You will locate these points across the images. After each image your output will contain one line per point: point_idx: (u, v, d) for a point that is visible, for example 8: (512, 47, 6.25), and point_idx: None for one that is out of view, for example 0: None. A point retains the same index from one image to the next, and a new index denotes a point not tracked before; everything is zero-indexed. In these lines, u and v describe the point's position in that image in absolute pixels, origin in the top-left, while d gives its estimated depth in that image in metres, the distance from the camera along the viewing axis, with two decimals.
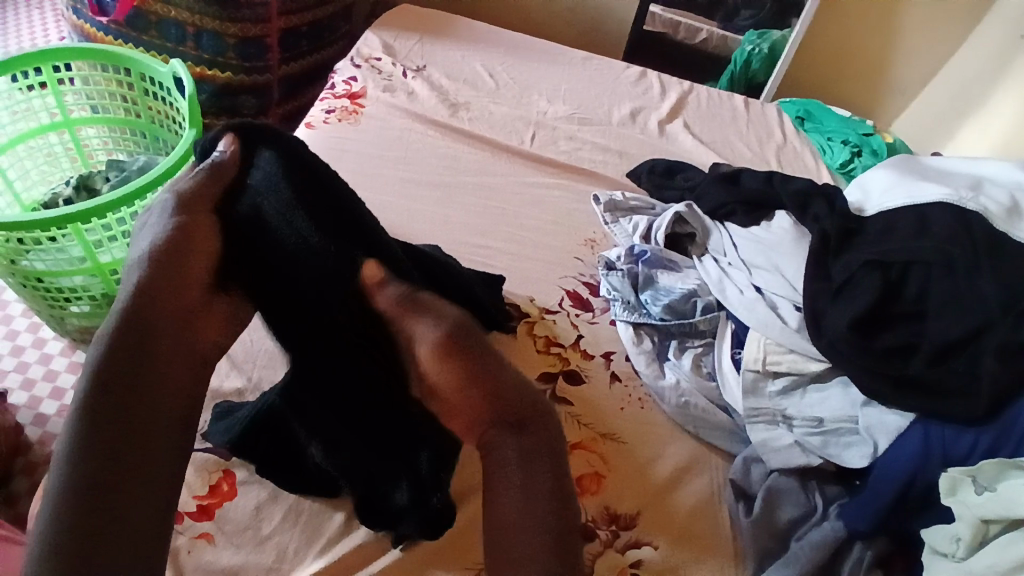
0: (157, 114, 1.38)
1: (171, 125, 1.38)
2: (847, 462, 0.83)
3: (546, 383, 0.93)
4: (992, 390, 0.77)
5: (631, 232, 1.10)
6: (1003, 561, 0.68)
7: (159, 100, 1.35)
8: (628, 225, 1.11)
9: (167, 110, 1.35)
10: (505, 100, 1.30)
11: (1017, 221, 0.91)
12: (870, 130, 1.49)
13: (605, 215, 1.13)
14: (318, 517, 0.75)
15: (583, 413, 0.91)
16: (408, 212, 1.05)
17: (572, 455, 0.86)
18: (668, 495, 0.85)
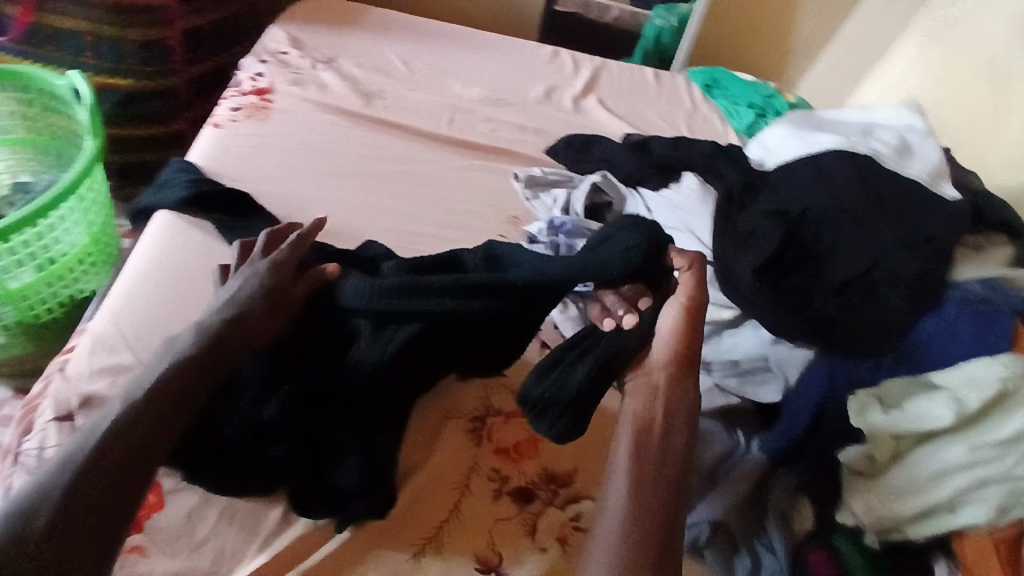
0: (60, 130, 1.33)
1: (75, 138, 1.33)
2: (761, 396, 0.90)
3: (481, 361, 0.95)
4: (888, 320, 0.85)
5: (551, 206, 1.14)
6: (921, 474, 0.75)
7: (61, 114, 1.30)
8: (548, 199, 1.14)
9: (71, 125, 1.30)
10: (420, 86, 1.30)
11: (906, 161, 0.99)
12: (773, 92, 1.57)
13: (525, 191, 1.16)
14: (255, 514, 0.75)
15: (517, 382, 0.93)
16: (328, 203, 1.04)
17: (509, 423, 0.89)
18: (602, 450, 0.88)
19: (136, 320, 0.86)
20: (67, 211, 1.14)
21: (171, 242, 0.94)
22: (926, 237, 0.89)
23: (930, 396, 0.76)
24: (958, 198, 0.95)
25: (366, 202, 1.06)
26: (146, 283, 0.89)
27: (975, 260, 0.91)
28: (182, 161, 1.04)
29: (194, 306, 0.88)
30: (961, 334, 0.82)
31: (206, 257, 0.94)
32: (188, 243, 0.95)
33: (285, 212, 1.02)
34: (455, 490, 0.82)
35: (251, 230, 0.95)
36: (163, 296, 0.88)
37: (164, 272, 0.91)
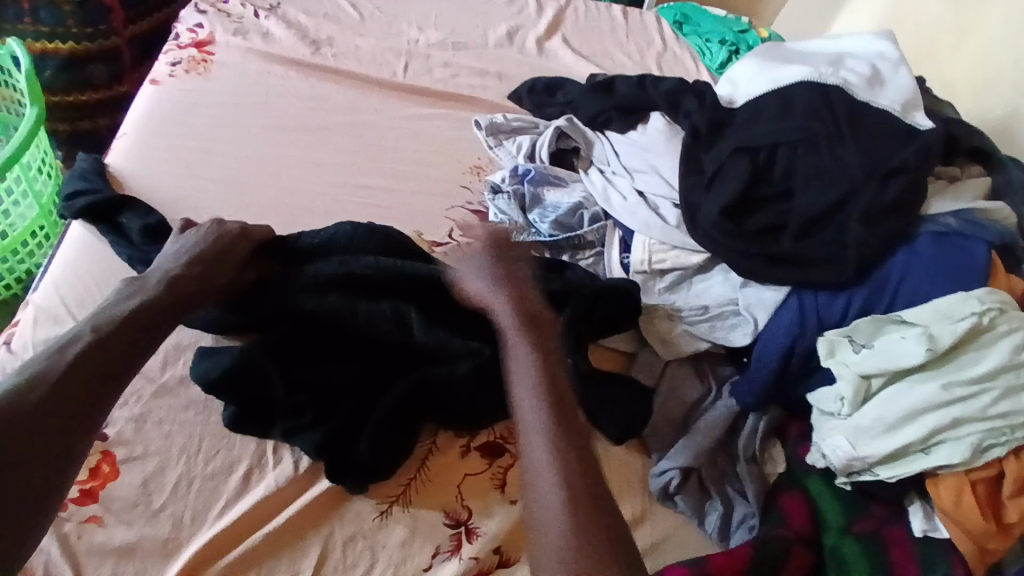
0: None
1: (18, 109, 1.25)
2: (732, 340, 0.87)
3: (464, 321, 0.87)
4: (858, 254, 0.82)
5: (515, 153, 1.09)
6: (890, 414, 0.75)
7: (1, 84, 1.23)
8: (512, 146, 1.10)
9: (10, 92, 1.23)
10: (373, 32, 1.23)
11: (876, 91, 0.95)
12: (745, 27, 1.50)
13: (487, 139, 1.11)
14: (212, 483, 0.71)
15: None
16: (278, 160, 0.99)
17: None
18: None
19: (79, 289, 0.82)
20: (11, 182, 1.07)
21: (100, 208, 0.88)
22: (901, 167, 0.86)
23: (904, 333, 0.77)
24: (929, 126, 0.91)
25: (319, 157, 1.01)
26: (82, 259, 0.84)
27: (946, 190, 0.88)
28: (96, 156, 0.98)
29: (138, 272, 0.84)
30: (932, 269, 0.81)
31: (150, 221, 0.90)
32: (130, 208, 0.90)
33: (233, 171, 0.97)
34: (420, 454, 0.77)
35: None
36: (106, 264, 0.84)
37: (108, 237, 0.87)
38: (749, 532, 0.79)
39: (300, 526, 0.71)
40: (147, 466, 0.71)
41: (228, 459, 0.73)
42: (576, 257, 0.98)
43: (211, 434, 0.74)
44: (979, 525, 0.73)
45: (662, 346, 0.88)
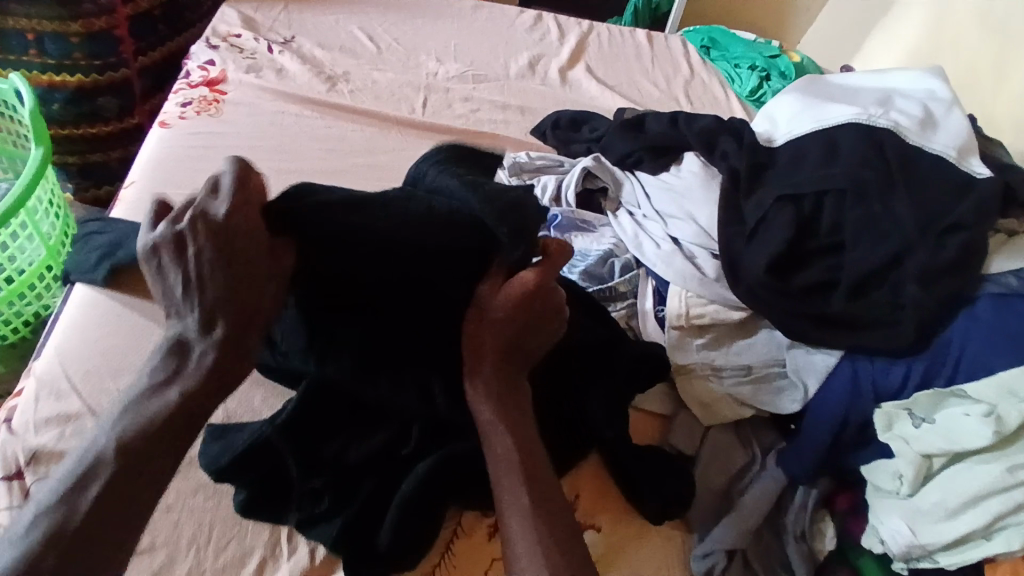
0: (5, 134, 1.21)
1: (25, 142, 1.21)
2: (779, 406, 0.81)
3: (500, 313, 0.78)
4: (917, 317, 0.75)
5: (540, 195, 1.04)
6: (952, 499, 0.68)
7: (7, 118, 1.19)
8: (536, 187, 1.05)
9: (16, 128, 1.19)
10: (390, 65, 1.19)
11: (929, 134, 0.88)
12: (776, 51, 1.44)
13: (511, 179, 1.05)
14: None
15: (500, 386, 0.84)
16: None
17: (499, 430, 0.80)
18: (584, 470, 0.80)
19: (83, 359, 0.78)
20: (17, 227, 1.03)
21: (107, 282, 0.85)
22: (960, 223, 0.80)
23: (966, 408, 0.70)
24: (988, 175, 0.84)
25: None
26: (88, 328, 0.81)
27: (1007, 245, 0.82)
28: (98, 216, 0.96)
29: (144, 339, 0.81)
30: (994, 338, 0.74)
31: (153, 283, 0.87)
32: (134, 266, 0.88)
33: None
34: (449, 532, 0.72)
35: None
36: (113, 331, 0.81)
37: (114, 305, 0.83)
38: None
39: None
40: (155, 558, 0.67)
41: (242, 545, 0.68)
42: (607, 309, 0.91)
43: (223, 521, 0.69)
44: None
45: (702, 410, 0.83)
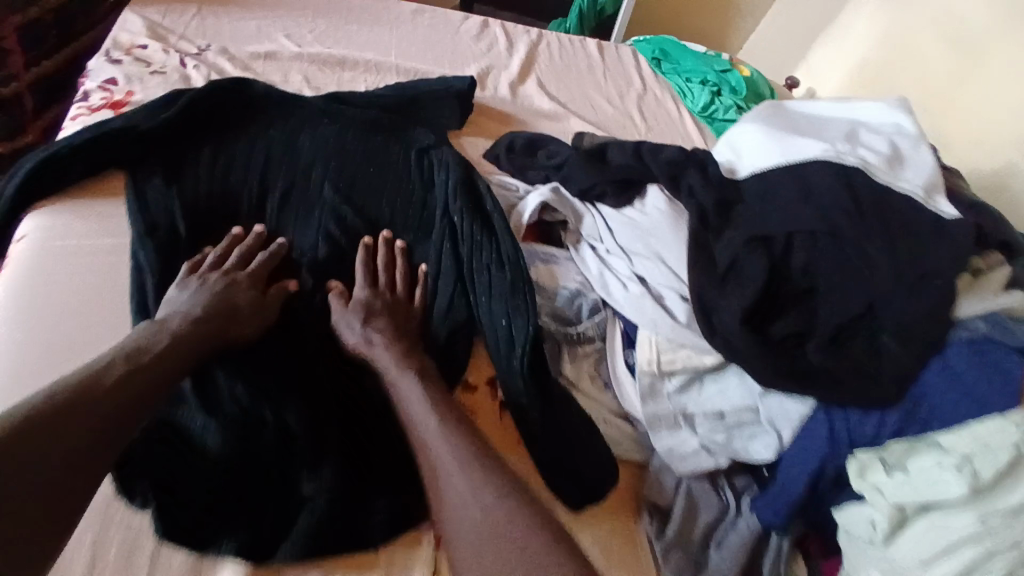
0: None
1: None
2: (753, 457, 0.82)
3: (432, 170, 0.98)
4: (895, 371, 0.74)
5: (494, 208, 0.94)
6: (927, 550, 0.70)
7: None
8: (487, 198, 0.95)
9: None
10: (326, 78, 1.08)
11: (899, 172, 0.86)
12: (727, 65, 1.42)
13: (455, 201, 0.93)
14: None
15: (411, 224, 0.93)
16: (245, 173, 0.89)
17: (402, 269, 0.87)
18: (520, 456, 0.81)
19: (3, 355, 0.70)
20: None
21: (25, 237, 0.79)
22: (935, 269, 0.77)
23: (938, 459, 0.70)
24: (956, 217, 0.81)
25: (283, 205, 0.89)
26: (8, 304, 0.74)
27: (978, 286, 0.80)
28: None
29: (68, 303, 0.75)
30: (971, 390, 0.73)
31: (70, 263, 0.78)
32: (58, 238, 0.80)
33: (186, 148, 0.90)
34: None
35: (158, 201, 0.83)
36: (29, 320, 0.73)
37: (35, 287, 0.76)
38: None
39: None
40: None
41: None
42: (597, 317, 0.89)
43: None
44: None
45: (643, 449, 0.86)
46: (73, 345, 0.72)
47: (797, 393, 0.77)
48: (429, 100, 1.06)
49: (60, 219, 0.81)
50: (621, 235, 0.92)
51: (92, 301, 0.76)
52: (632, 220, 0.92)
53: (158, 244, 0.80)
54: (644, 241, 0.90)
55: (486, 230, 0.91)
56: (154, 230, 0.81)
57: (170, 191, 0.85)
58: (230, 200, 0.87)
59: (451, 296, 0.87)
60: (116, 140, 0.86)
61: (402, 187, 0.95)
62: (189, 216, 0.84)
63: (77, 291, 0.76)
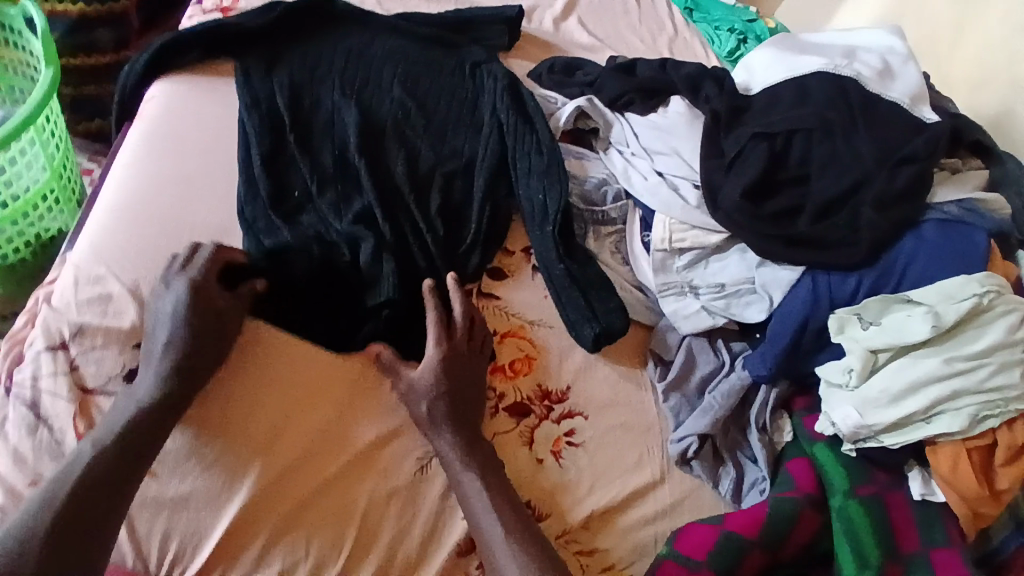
0: (9, 60, 1.26)
1: (28, 72, 1.26)
2: (747, 317, 0.93)
3: (483, 77, 1.12)
4: (871, 237, 0.87)
5: (535, 110, 1.07)
6: (895, 386, 0.79)
7: (13, 46, 1.24)
8: (529, 101, 1.09)
9: (24, 56, 1.24)
10: (395, 2, 1.25)
11: (887, 84, 0.99)
12: (753, 17, 1.54)
13: (501, 101, 1.08)
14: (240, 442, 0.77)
15: (463, 120, 1.08)
16: (327, 68, 1.06)
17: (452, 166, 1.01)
18: (547, 306, 0.97)
19: (140, 180, 0.91)
20: (24, 144, 1.08)
21: (158, 99, 1.00)
22: (910, 157, 0.90)
23: (909, 312, 0.82)
24: (935, 121, 0.95)
25: (358, 94, 1.05)
26: (145, 146, 0.94)
27: (949, 181, 0.93)
28: (137, 57, 1.03)
29: (189, 152, 0.95)
30: (935, 256, 0.86)
31: (192, 121, 0.98)
32: (184, 103, 1.00)
33: (278, 46, 1.08)
34: (418, 460, 0.81)
35: (258, 83, 1.02)
36: (160, 160, 0.93)
37: (164, 136, 0.96)
38: (760, 493, 0.88)
39: (350, 475, 0.79)
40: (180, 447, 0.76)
41: (256, 438, 0.78)
42: (619, 202, 1.05)
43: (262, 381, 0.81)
44: (974, 490, 0.79)
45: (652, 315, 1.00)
46: (190, 187, 0.92)
47: (790, 261, 0.91)
48: (481, 24, 1.22)
49: (184, 89, 1.01)
50: (643, 136, 1.06)
51: (207, 153, 0.95)
52: (654, 125, 1.06)
53: (257, 117, 0.98)
54: (664, 138, 1.04)
55: (527, 130, 1.05)
56: (255, 105, 0.99)
57: (268, 78, 1.03)
58: (314, 88, 1.04)
59: (494, 183, 1.01)
60: (227, 33, 1.05)
61: (457, 91, 1.11)
62: (281, 97, 1.01)
63: (196, 143, 0.96)
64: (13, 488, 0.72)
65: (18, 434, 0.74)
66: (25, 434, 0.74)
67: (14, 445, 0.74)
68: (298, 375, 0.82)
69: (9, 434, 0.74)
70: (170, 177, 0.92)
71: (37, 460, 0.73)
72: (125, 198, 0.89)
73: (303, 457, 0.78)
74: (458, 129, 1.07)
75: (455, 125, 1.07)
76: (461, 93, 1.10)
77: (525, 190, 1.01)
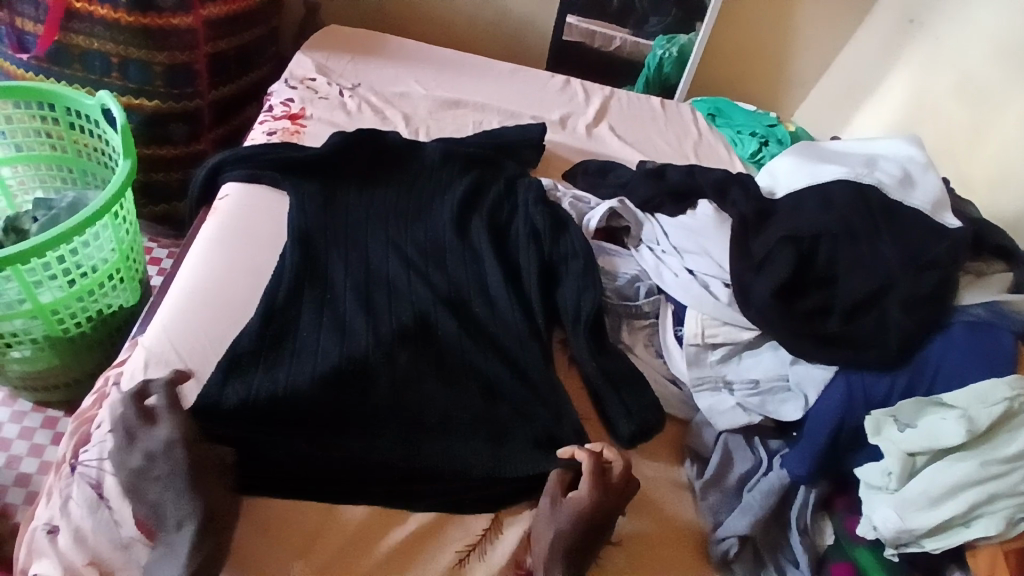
0: (85, 148, 1.37)
1: (100, 157, 1.38)
2: (782, 415, 0.94)
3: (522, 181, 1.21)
4: (900, 338, 0.89)
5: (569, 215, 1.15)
6: (934, 490, 0.79)
7: (86, 133, 1.35)
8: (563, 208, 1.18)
9: (97, 144, 1.34)
10: (445, 111, 1.37)
11: (909, 191, 1.05)
12: (774, 122, 1.64)
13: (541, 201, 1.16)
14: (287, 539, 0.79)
15: (503, 221, 1.15)
16: (380, 178, 1.18)
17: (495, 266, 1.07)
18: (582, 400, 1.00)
19: (208, 272, 0.98)
20: (98, 228, 1.16)
21: (228, 198, 1.09)
22: (934, 262, 0.93)
23: (942, 414, 0.82)
24: (957, 226, 1.00)
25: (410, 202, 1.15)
26: (215, 240, 1.03)
27: (975, 284, 0.96)
28: (215, 164, 1.14)
29: (253, 247, 1.03)
30: (970, 358, 0.87)
31: (257, 220, 1.07)
32: (251, 202, 1.09)
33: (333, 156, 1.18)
34: (457, 552, 0.83)
35: (321, 189, 1.12)
36: (227, 253, 1.01)
37: (232, 231, 1.04)
38: None
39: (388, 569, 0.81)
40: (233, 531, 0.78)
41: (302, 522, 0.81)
42: (652, 296, 1.09)
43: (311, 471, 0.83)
44: None
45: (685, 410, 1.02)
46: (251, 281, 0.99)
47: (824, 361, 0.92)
48: (522, 130, 1.32)
49: (251, 189, 1.11)
50: (674, 236, 1.12)
51: (267, 249, 1.03)
52: (684, 225, 1.12)
53: (315, 220, 1.07)
54: (695, 236, 1.10)
55: (564, 230, 1.12)
56: (317, 207, 1.09)
57: (327, 186, 1.13)
58: (366, 196, 1.14)
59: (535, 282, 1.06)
60: (290, 148, 1.17)
61: (498, 194, 1.19)
62: (339, 204, 1.11)
63: (259, 240, 1.04)
64: (74, 567, 0.75)
65: (80, 513, 0.77)
66: (87, 513, 0.77)
67: (76, 524, 0.77)
68: (343, 477, 0.84)
69: (72, 513, 0.77)
70: (234, 271, 0.99)
71: (96, 541, 0.76)
72: (192, 288, 0.96)
73: (343, 551, 0.80)
74: (498, 229, 1.13)
75: (497, 225, 1.14)
76: (501, 196, 1.18)
77: (563, 289, 1.05)
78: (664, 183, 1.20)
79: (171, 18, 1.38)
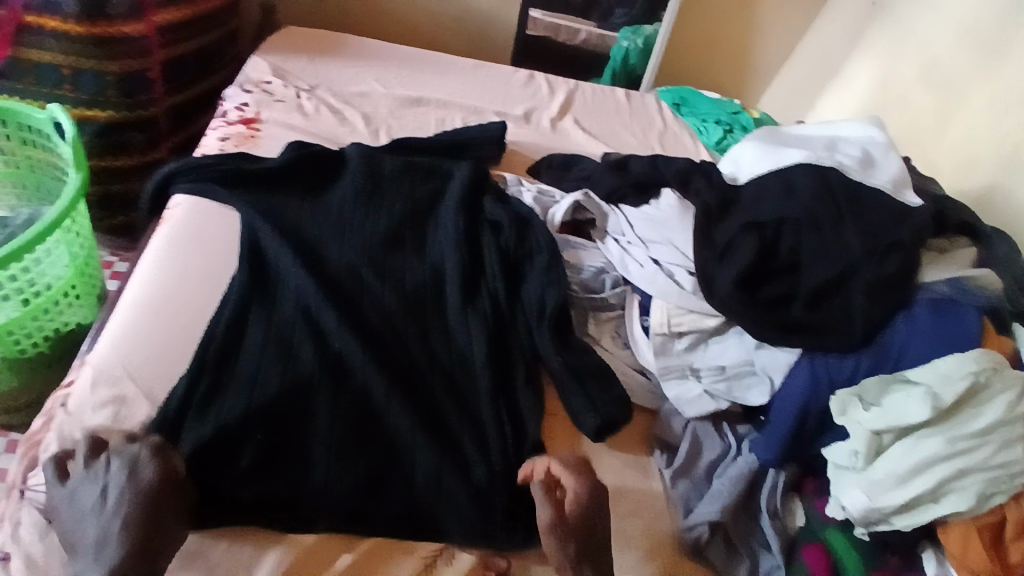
0: (38, 162, 1.34)
1: (54, 172, 1.34)
2: (749, 401, 0.95)
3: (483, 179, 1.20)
4: (863, 321, 0.89)
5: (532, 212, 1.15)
6: (901, 469, 0.79)
7: (39, 148, 1.31)
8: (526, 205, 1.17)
9: (50, 158, 1.31)
10: (406, 110, 1.35)
11: (870, 172, 1.05)
12: (737, 109, 1.65)
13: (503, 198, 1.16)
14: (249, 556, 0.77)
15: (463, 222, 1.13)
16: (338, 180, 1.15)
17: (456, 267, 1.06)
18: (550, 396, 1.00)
19: (157, 287, 0.96)
20: (50, 244, 1.13)
21: (178, 210, 1.07)
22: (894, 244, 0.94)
23: (907, 392, 0.82)
24: (920, 205, 1.01)
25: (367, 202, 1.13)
26: (164, 254, 1.00)
27: (937, 262, 0.97)
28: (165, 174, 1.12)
29: (205, 260, 1.01)
30: (934, 337, 0.88)
31: (209, 233, 1.04)
32: (202, 215, 1.07)
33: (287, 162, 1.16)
34: (423, 558, 0.81)
35: (278, 196, 1.10)
36: (177, 267, 0.99)
37: (183, 244, 1.02)
38: None
39: None
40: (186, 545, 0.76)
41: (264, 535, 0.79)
42: (618, 288, 1.09)
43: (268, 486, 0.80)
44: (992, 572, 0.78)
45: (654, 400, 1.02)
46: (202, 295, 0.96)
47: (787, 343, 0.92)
48: (484, 127, 1.31)
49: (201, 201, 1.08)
50: (637, 227, 1.12)
51: (219, 262, 1.01)
52: (647, 215, 1.12)
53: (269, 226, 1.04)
54: (659, 227, 1.09)
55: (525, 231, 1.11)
56: (269, 212, 1.07)
57: (280, 194, 1.11)
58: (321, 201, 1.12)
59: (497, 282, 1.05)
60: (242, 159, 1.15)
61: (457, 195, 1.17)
62: (292, 211, 1.09)
63: (212, 253, 1.02)
64: None
65: (31, 538, 0.75)
66: (38, 538, 0.75)
67: (26, 549, 0.75)
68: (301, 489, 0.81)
69: (22, 537, 0.75)
70: (185, 285, 0.97)
71: (48, 563, 0.74)
72: (140, 304, 0.93)
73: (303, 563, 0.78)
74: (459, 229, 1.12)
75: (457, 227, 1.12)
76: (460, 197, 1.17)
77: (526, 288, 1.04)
78: (627, 175, 1.20)
79: (123, 26, 1.34)
